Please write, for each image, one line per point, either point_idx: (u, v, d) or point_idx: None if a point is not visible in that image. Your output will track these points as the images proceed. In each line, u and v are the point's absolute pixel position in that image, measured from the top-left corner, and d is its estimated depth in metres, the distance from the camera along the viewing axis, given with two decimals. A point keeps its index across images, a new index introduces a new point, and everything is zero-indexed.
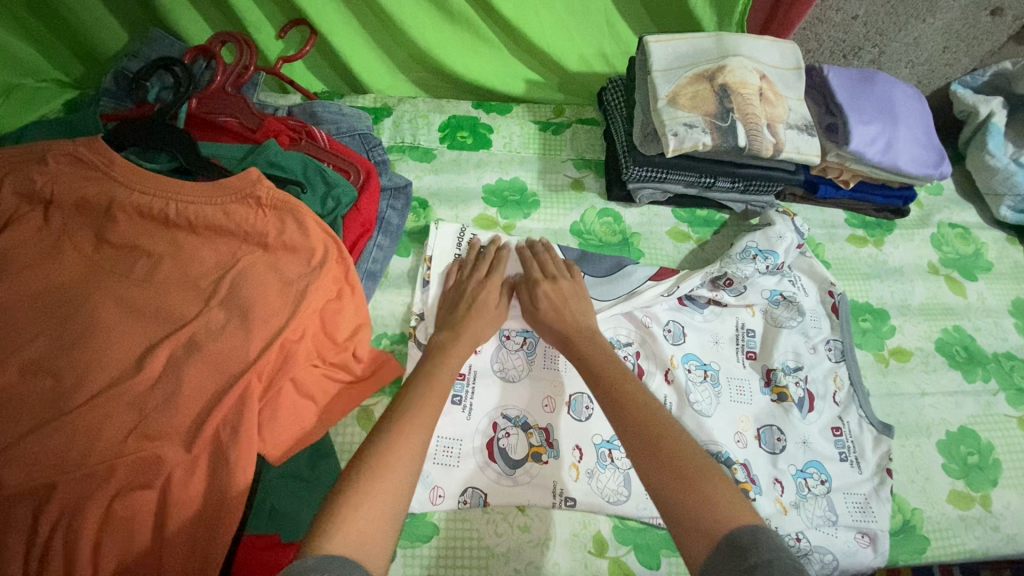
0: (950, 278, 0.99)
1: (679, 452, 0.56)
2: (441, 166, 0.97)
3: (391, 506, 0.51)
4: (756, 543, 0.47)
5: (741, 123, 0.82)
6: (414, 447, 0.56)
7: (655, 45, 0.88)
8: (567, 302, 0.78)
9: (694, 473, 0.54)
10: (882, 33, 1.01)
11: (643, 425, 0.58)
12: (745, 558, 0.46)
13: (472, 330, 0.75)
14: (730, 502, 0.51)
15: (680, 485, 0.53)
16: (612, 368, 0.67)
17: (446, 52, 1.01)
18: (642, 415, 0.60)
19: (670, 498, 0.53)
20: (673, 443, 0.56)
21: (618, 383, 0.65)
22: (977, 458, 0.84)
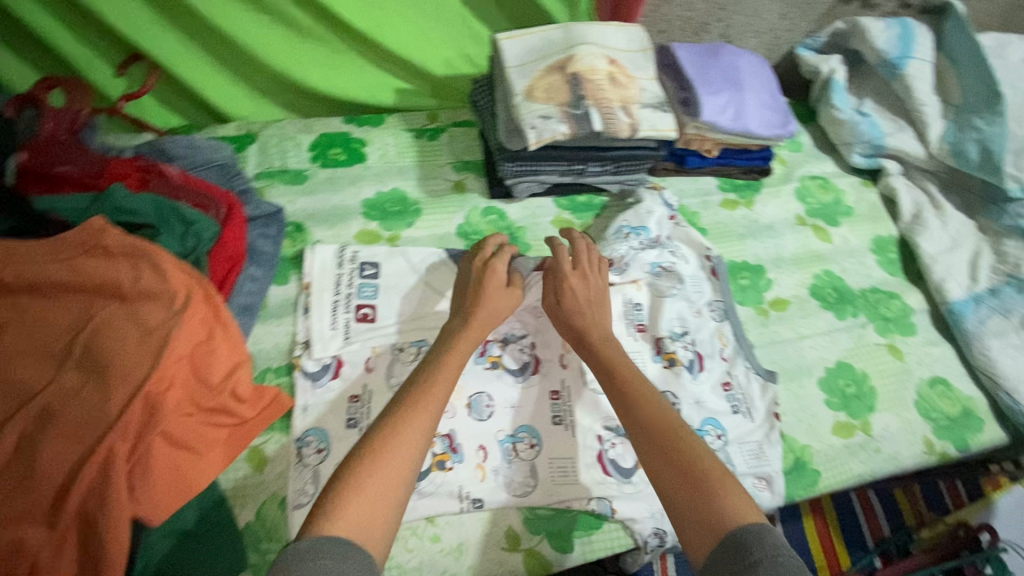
0: (816, 227, 1.06)
1: (690, 455, 0.59)
2: (315, 187, 0.94)
3: (383, 498, 0.53)
4: (760, 541, 0.50)
5: (594, 108, 0.85)
6: (417, 435, 0.58)
7: (505, 43, 0.89)
8: (586, 300, 0.79)
9: (707, 473, 0.57)
10: (723, 7, 1.07)
11: (656, 432, 0.61)
12: (749, 554, 0.49)
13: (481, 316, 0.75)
14: (735, 503, 0.54)
15: (693, 488, 0.56)
16: (624, 374, 0.69)
17: (303, 71, 0.99)
18: (660, 421, 0.62)
19: (683, 504, 0.56)
20: (687, 446, 0.60)
21: (634, 389, 0.67)
22: (854, 388, 0.91)
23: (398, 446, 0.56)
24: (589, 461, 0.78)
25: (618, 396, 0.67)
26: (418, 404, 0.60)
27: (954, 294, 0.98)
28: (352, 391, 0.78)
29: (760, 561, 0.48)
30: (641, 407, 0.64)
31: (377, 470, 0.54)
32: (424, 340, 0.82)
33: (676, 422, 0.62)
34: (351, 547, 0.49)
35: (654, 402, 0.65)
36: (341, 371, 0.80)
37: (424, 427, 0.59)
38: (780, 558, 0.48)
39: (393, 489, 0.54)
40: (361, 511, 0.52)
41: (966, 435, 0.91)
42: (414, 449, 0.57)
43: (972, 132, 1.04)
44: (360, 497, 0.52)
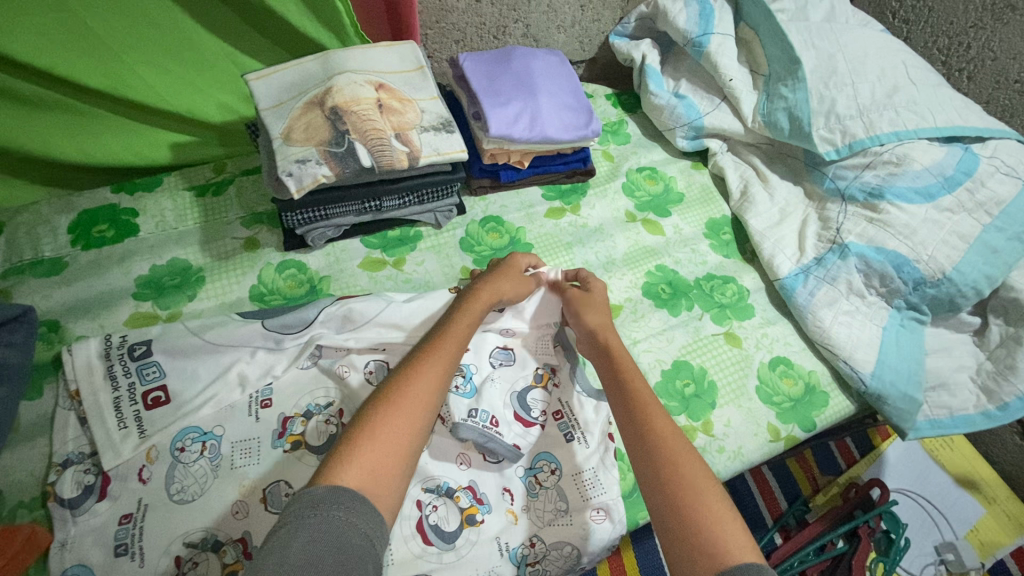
0: (646, 221, 1.02)
1: (704, 488, 0.56)
2: (75, 274, 0.83)
3: (395, 458, 0.54)
4: None
5: (360, 143, 0.78)
6: (428, 399, 0.59)
7: (256, 83, 0.81)
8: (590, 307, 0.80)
9: (713, 504, 0.55)
10: (514, 8, 1.02)
11: (673, 443, 0.61)
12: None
13: (498, 288, 0.79)
14: (743, 539, 0.52)
15: (699, 519, 0.54)
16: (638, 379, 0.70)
17: (48, 141, 0.87)
18: (677, 437, 0.62)
19: (682, 528, 0.54)
20: (693, 470, 0.58)
21: (647, 410, 0.64)
22: (693, 387, 0.87)
23: (418, 403, 0.58)
24: (409, 533, 0.71)
25: (630, 418, 0.64)
26: (436, 367, 0.63)
27: (784, 270, 0.97)
28: (124, 509, 0.68)
29: None
30: (651, 429, 0.62)
31: (399, 424, 0.56)
32: (212, 432, 0.74)
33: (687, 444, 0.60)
34: (360, 502, 0.49)
35: (668, 420, 0.63)
36: (108, 489, 0.69)
37: (436, 388, 0.61)
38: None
39: (400, 449, 0.55)
40: (379, 467, 0.53)
41: (811, 413, 0.88)
42: (425, 414, 0.58)
43: (780, 100, 1.02)
44: (375, 448, 0.53)
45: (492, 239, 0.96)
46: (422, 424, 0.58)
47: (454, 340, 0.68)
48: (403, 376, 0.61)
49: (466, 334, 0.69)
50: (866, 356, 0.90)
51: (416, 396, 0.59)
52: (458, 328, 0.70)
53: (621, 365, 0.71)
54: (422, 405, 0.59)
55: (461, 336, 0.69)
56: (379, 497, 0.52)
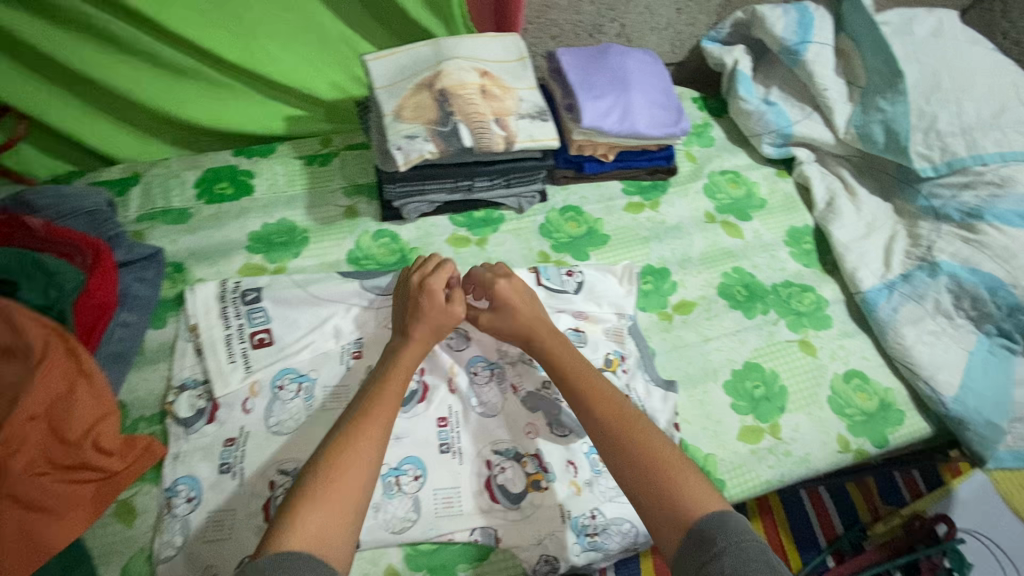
0: (725, 223, 1.04)
1: (661, 458, 0.63)
2: (198, 224, 0.93)
3: (340, 517, 0.57)
4: (721, 529, 0.56)
5: (463, 124, 0.83)
6: (362, 461, 0.60)
7: (373, 63, 0.87)
8: (518, 307, 0.78)
9: (670, 469, 0.62)
10: (612, 8, 1.05)
11: (619, 419, 0.67)
12: (712, 545, 0.55)
13: (423, 336, 0.76)
14: (694, 492, 0.60)
15: (662, 486, 0.61)
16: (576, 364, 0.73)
17: (184, 105, 0.97)
18: (619, 412, 0.68)
19: (648, 497, 0.61)
20: (649, 445, 0.64)
21: (594, 391, 0.70)
22: (763, 389, 0.87)
23: (352, 462, 0.60)
24: (477, 488, 0.75)
25: (584, 409, 0.69)
26: (368, 422, 0.64)
27: (867, 284, 0.95)
28: (228, 434, 0.76)
29: (723, 549, 0.54)
30: (601, 411, 0.68)
31: (335, 485, 0.58)
32: (307, 375, 0.81)
33: (636, 419, 0.67)
34: (317, 561, 0.53)
35: (611, 401, 0.68)
36: (216, 414, 0.77)
37: (373, 445, 0.62)
38: (742, 546, 0.54)
39: (346, 496, 0.58)
40: (325, 526, 0.56)
41: (885, 430, 0.87)
42: (362, 471, 0.60)
43: (877, 113, 1.01)
44: (320, 510, 0.56)
45: (571, 227, 0.99)
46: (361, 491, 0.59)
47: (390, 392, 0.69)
48: (331, 441, 0.62)
49: (393, 385, 0.70)
50: (949, 378, 0.87)
51: (355, 457, 0.60)
52: (384, 383, 0.69)
53: (562, 352, 0.75)
54: (356, 459, 0.60)
55: (390, 385, 0.70)
56: (333, 552, 0.55)
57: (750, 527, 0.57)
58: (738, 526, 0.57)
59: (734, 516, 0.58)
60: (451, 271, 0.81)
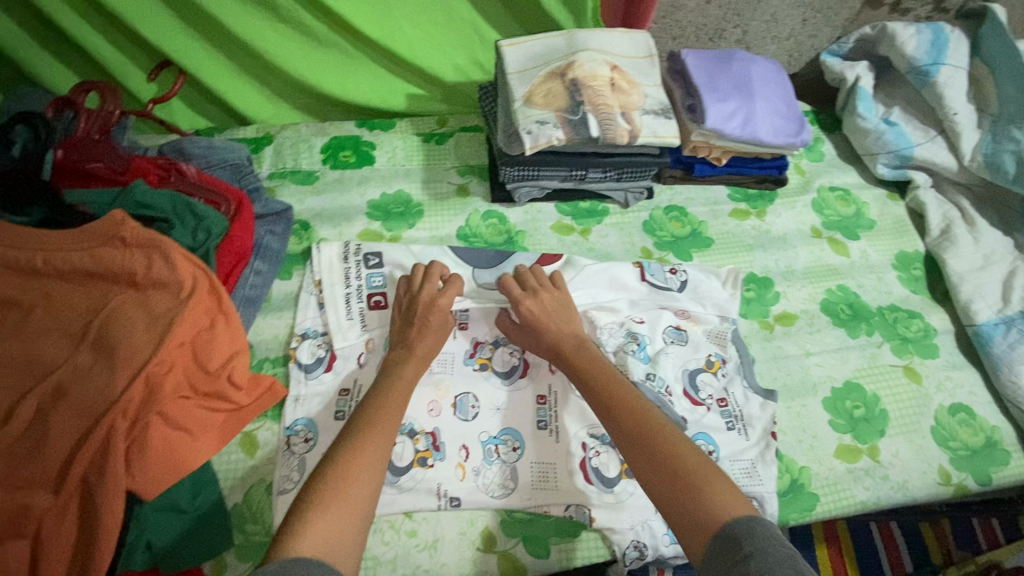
0: (832, 240, 1.02)
1: (688, 466, 0.61)
2: (323, 187, 0.98)
3: (348, 525, 0.56)
4: (749, 533, 0.53)
5: (592, 114, 0.85)
6: (370, 464, 0.61)
7: (508, 49, 0.90)
8: (551, 316, 0.82)
9: (696, 476, 0.60)
10: (739, 14, 1.05)
11: (643, 429, 0.66)
12: (740, 548, 0.52)
13: (420, 350, 0.78)
14: (720, 496, 0.58)
15: (686, 492, 0.59)
16: (600, 374, 0.74)
17: (320, 75, 1.03)
18: (642, 420, 0.67)
19: (676, 502, 0.59)
20: (673, 452, 0.62)
21: (620, 402, 0.70)
22: (863, 410, 0.86)
23: (360, 473, 0.60)
24: (572, 468, 0.78)
25: (612, 423, 0.69)
26: (374, 435, 0.64)
27: (982, 317, 0.92)
28: (343, 384, 0.81)
29: (753, 553, 0.51)
30: (625, 421, 0.68)
31: (344, 496, 0.57)
32: None
33: (661, 427, 0.65)
34: (320, 565, 0.51)
35: (636, 411, 0.68)
36: (333, 364, 0.82)
37: (379, 454, 0.63)
38: (769, 550, 0.51)
39: (356, 502, 0.57)
40: (334, 530, 0.54)
41: (989, 469, 0.84)
42: (369, 481, 0.60)
43: (1009, 143, 0.97)
44: (328, 515, 0.55)
45: (674, 227, 1.00)
46: (366, 502, 0.59)
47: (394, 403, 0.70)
48: (340, 451, 0.62)
49: (394, 401, 0.70)
50: None
51: (362, 461, 0.61)
52: (388, 399, 0.70)
53: (591, 365, 0.76)
54: (363, 470, 0.60)
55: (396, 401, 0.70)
56: (341, 556, 0.53)
57: (779, 533, 0.54)
58: (768, 531, 0.54)
59: (765, 521, 0.55)
60: (453, 288, 0.85)
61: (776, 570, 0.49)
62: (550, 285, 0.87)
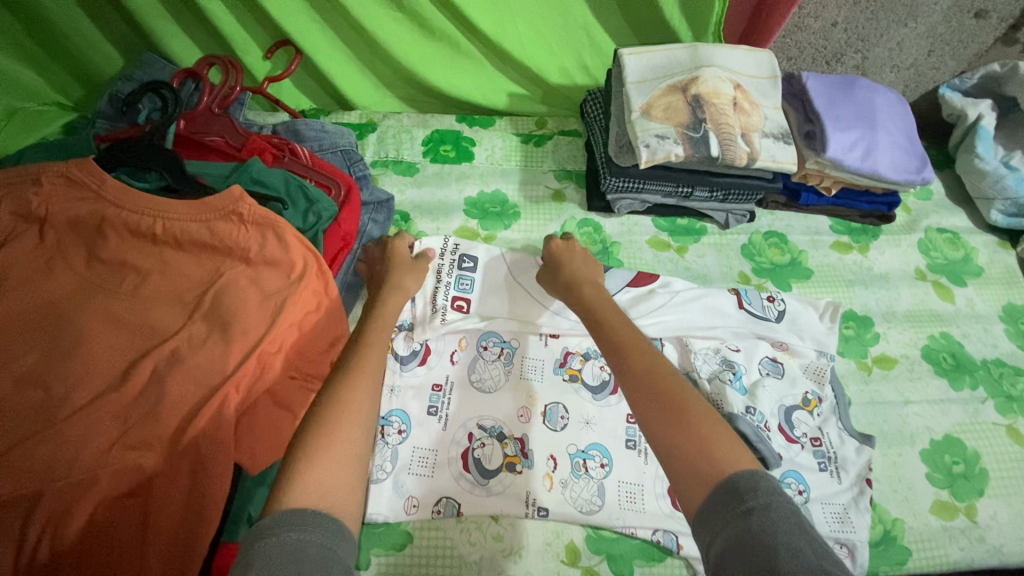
0: (937, 284, 0.98)
1: (688, 410, 0.56)
2: (423, 180, 1.00)
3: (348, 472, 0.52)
4: (753, 486, 0.48)
5: (713, 133, 0.83)
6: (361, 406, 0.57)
7: (628, 57, 0.88)
8: (575, 258, 0.84)
9: (701, 424, 0.55)
10: (863, 39, 1.01)
11: (643, 371, 0.61)
12: (742, 501, 0.47)
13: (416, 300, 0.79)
14: (725, 447, 0.52)
15: (688, 438, 0.54)
16: (609, 318, 0.71)
17: (429, 67, 1.03)
18: (646, 364, 0.62)
19: (671, 442, 0.54)
20: (674, 395, 0.58)
21: (631, 350, 0.64)
22: (963, 467, 0.82)
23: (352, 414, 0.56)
24: (659, 491, 0.77)
25: (620, 369, 0.63)
26: (353, 383, 0.60)
27: None
28: (436, 379, 0.82)
29: (755, 508, 0.46)
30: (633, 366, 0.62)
31: (332, 449, 0.52)
32: (509, 342, 0.86)
33: (666, 371, 0.60)
34: (321, 514, 0.47)
35: (643, 353, 0.63)
36: (427, 359, 0.83)
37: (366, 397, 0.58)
38: (773, 502, 0.47)
39: (348, 448, 0.53)
40: (331, 477, 0.50)
41: None
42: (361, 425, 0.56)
43: None
44: (325, 461, 0.51)
45: (774, 254, 0.97)
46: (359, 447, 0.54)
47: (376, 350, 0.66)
48: (323, 403, 0.57)
49: (376, 351, 0.65)
50: None
51: (352, 403, 0.57)
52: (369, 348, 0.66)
53: (608, 318, 0.71)
54: (346, 411, 0.56)
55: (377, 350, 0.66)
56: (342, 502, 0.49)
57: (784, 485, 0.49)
58: (774, 486, 0.49)
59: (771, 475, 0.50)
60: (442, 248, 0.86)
61: (779, 524, 0.45)
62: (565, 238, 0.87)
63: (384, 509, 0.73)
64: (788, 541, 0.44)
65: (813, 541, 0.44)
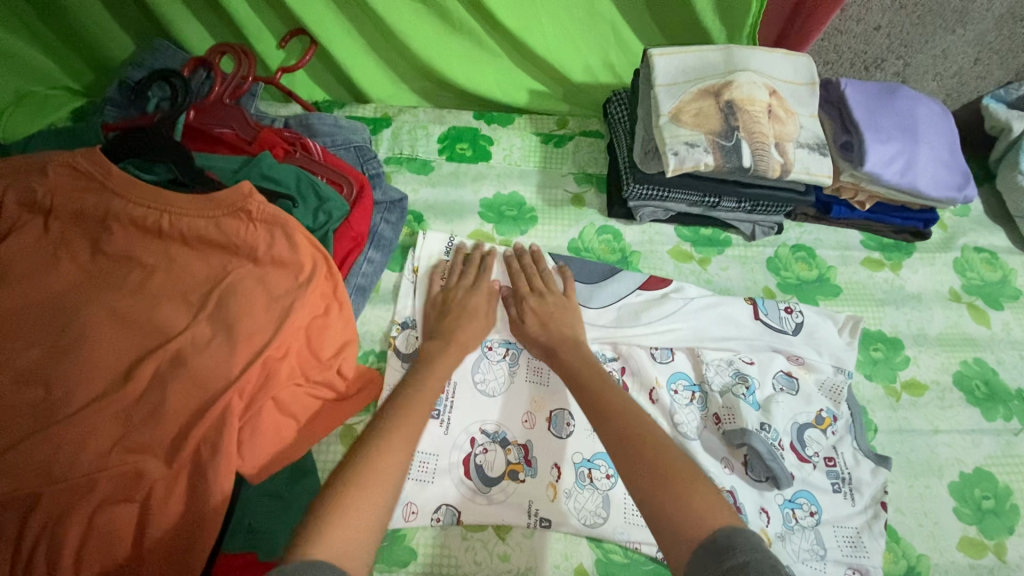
0: (972, 307, 0.93)
1: (672, 468, 0.56)
2: (438, 179, 0.97)
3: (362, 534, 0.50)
4: (736, 544, 0.47)
5: (746, 142, 0.79)
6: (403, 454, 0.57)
7: (658, 58, 0.84)
8: (550, 310, 0.80)
9: (680, 479, 0.55)
10: (907, 45, 0.95)
11: (625, 433, 0.61)
12: (723, 561, 0.47)
13: (460, 338, 0.77)
14: (706, 506, 0.52)
15: (668, 493, 0.54)
16: (592, 375, 0.71)
17: (448, 61, 0.99)
18: (627, 422, 0.63)
19: (656, 503, 0.54)
20: (656, 453, 0.58)
21: (607, 403, 0.66)
22: (992, 502, 0.79)
23: (381, 471, 0.55)
24: None
25: (602, 424, 0.64)
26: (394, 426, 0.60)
27: None
28: None
29: (736, 566, 0.46)
30: (615, 422, 0.63)
31: (365, 497, 0.52)
32: (515, 343, 0.83)
33: (650, 430, 0.61)
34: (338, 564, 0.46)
35: (624, 410, 0.64)
36: None
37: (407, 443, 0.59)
38: (755, 559, 0.46)
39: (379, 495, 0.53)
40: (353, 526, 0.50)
41: None
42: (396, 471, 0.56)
43: None
44: (336, 523, 0.50)
45: (801, 269, 0.93)
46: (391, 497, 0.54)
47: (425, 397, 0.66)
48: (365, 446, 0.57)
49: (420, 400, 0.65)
50: None
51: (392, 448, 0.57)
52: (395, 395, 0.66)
53: (589, 374, 0.71)
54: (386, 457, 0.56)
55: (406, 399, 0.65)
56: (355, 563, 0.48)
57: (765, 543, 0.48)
58: (754, 543, 0.48)
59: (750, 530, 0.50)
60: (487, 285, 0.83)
61: None
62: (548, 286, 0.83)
63: None
64: None
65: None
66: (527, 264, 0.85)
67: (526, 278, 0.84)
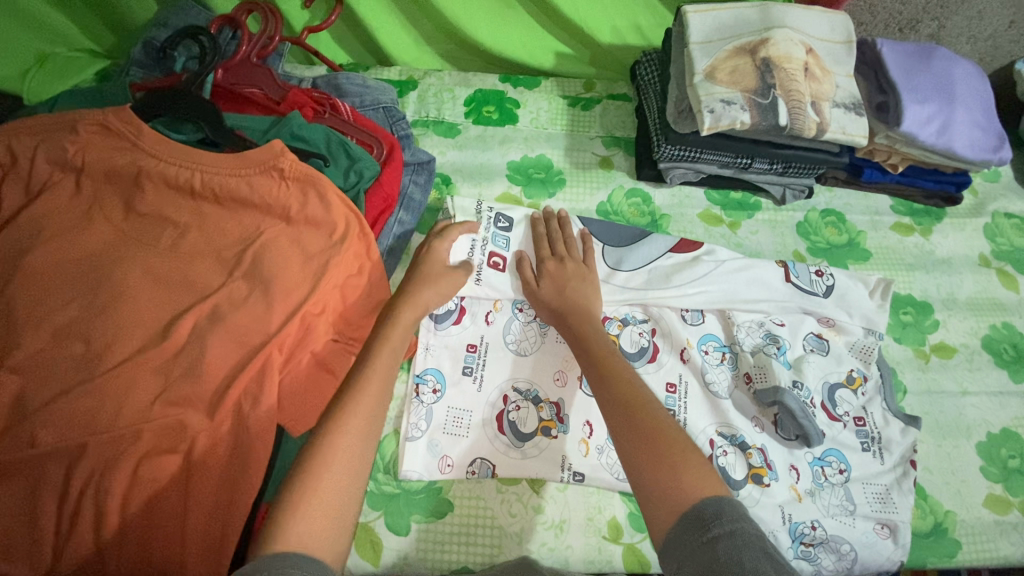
0: (1002, 272, 0.93)
1: (652, 432, 0.57)
2: (465, 142, 0.96)
3: (335, 502, 0.51)
4: (719, 513, 0.49)
5: (782, 100, 0.77)
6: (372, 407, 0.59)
7: (694, 15, 0.82)
8: (570, 279, 0.79)
9: (671, 449, 0.55)
10: (943, 5, 0.93)
11: (622, 404, 0.61)
12: (706, 529, 0.48)
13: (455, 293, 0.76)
14: (693, 476, 0.53)
15: (657, 462, 0.55)
16: (598, 346, 0.70)
17: (475, 22, 0.97)
18: (626, 395, 0.62)
19: (645, 471, 0.55)
20: (648, 423, 0.58)
21: (610, 368, 0.67)
22: (1018, 462, 0.79)
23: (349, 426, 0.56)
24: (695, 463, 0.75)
25: (603, 393, 0.64)
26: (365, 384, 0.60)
27: None
28: (471, 339, 0.80)
29: (719, 536, 0.47)
30: (614, 392, 0.63)
31: (339, 452, 0.54)
32: None
33: (646, 400, 0.61)
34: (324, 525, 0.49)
35: (621, 378, 0.65)
36: (462, 318, 0.81)
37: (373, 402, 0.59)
38: (738, 531, 0.47)
39: (350, 450, 0.54)
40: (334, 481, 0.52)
41: None
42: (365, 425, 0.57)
43: None
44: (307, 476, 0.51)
45: (831, 233, 0.93)
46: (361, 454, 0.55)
47: (390, 345, 0.67)
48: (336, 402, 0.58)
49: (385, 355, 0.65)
50: None
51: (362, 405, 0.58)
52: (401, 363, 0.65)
53: (595, 340, 0.71)
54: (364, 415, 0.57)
55: (383, 363, 0.64)
56: (327, 516, 0.50)
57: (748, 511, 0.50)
58: (738, 511, 0.49)
59: (736, 500, 0.51)
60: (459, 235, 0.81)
61: (746, 553, 0.45)
62: (568, 253, 0.82)
63: (418, 467, 0.72)
64: (754, 568, 0.44)
65: (778, 565, 0.45)
66: (552, 229, 0.84)
67: (548, 243, 0.83)
